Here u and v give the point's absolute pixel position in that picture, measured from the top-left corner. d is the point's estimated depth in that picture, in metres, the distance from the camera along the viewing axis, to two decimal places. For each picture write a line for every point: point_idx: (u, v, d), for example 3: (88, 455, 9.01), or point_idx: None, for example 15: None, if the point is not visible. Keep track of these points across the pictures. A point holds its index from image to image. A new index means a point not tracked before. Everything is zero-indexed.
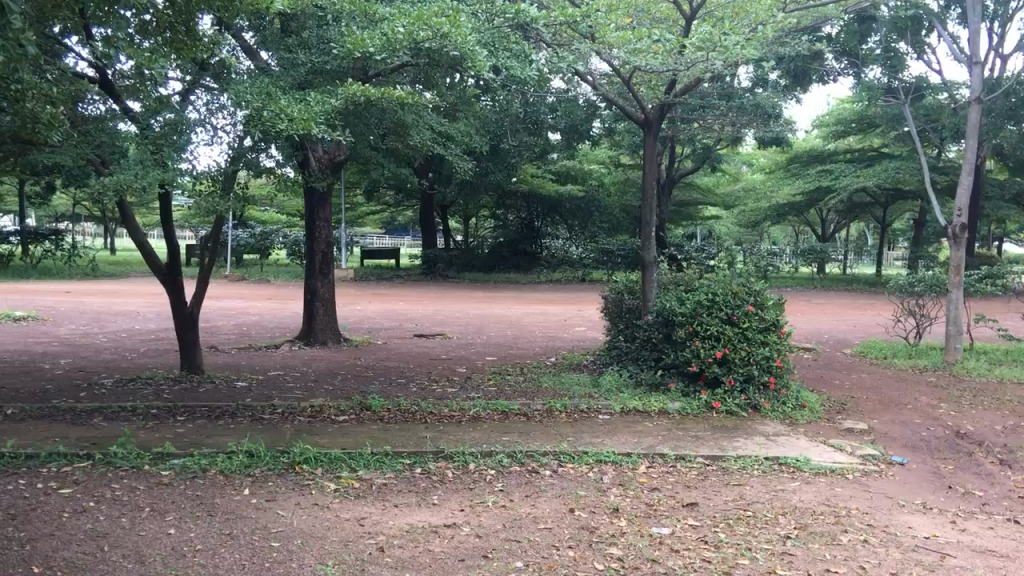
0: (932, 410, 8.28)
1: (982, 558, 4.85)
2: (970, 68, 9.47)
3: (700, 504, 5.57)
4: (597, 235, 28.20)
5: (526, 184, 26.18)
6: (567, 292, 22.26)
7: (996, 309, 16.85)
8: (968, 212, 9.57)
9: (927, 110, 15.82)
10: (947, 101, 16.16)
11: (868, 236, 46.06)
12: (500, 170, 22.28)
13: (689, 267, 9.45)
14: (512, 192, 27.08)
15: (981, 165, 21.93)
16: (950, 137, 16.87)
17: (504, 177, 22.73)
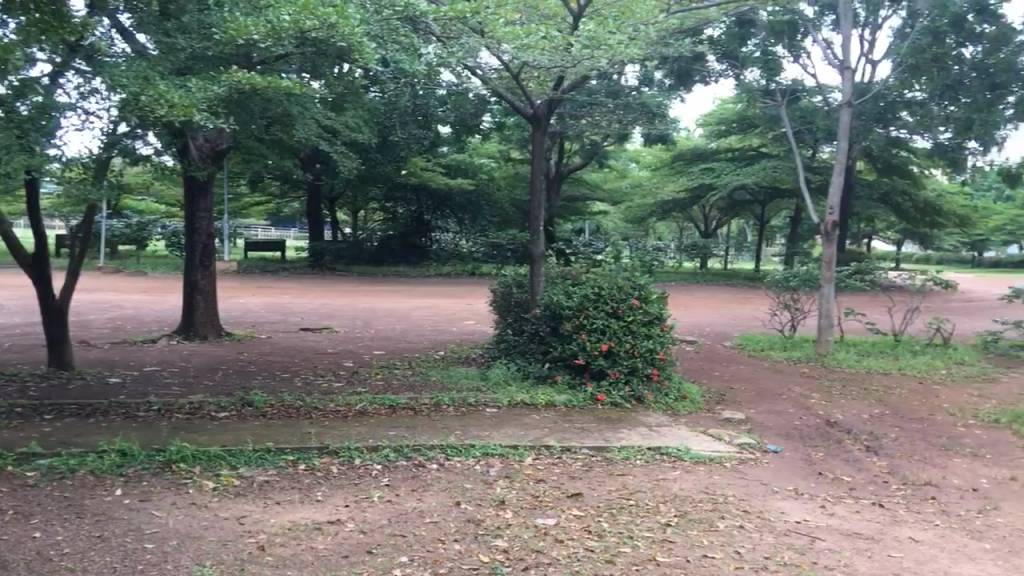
0: (805, 399, 8.65)
1: (849, 541, 5.11)
2: (841, 73, 9.87)
3: (584, 494, 5.67)
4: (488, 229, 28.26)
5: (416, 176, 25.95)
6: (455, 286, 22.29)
7: (865, 302, 17.81)
8: (838, 209, 9.97)
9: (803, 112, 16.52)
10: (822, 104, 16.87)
11: (745, 232, 47.94)
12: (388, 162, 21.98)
13: (576, 262, 9.56)
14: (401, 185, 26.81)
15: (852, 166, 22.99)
16: (823, 138, 17.72)
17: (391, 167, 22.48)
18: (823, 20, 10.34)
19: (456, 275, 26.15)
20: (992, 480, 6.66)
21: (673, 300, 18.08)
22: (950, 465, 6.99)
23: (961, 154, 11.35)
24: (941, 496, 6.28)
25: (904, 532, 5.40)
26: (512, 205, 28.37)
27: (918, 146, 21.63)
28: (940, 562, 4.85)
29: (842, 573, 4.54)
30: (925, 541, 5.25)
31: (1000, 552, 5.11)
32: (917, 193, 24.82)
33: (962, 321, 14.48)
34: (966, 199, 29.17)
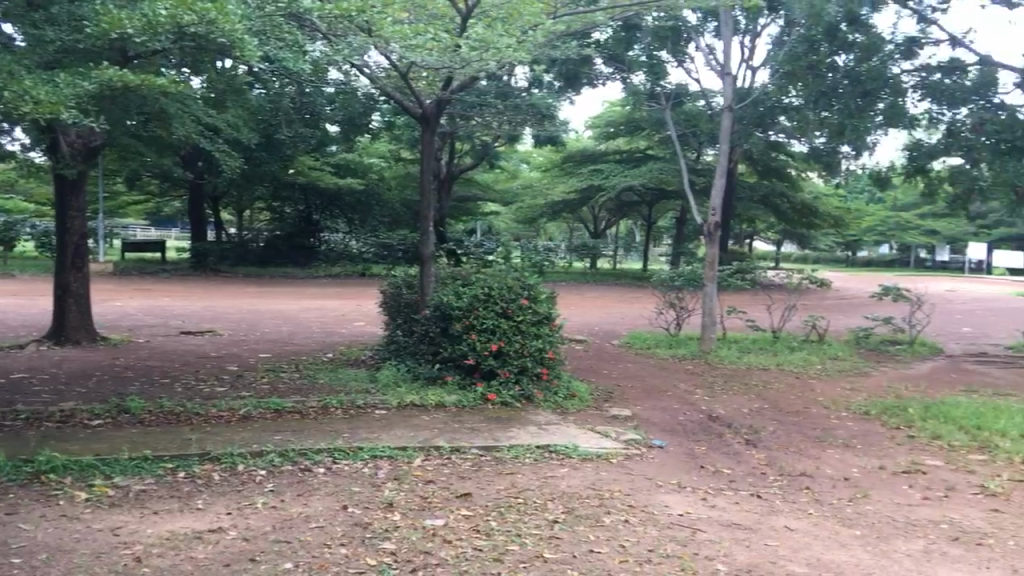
0: (689, 395, 8.90)
1: (728, 531, 5.29)
2: (723, 79, 10.19)
3: (472, 494, 5.69)
4: (378, 229, 28.41)
5: (303, 176, 25.54)
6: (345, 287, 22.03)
7: (746, 300, 18.46)
8: (721, 210, 10.28)
9: (687, 115, 16.98)
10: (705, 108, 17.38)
11: (633, 233, 48.90)
12: (274, 161, 21.55)
13: (467, 262, 9.58)
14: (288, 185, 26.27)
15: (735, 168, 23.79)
16: (706, 142, 18.26)
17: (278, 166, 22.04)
18: (706, 27, 10.66)
19: (345, 276, 25.83)
20: (862, 469, 6.99)
21: (562, 300, 18.32)
22: (823, 456, 7.30)
23: (835, 158, 11.87)
24: (815, 486, 6.56)
25: (780, 521, 5.61)
26: (402, 205, 28.20)
27: (796, 150, 22.56)
28: (813, 549, 5.06)
29: (721, 563, 4.70)
30: (800, 529, 5.47)
31: (868, 538, 5.38)
32: (796, 196, 25.86)
33: (835, 317, 15.17)
34: (841, 201, 30.56)
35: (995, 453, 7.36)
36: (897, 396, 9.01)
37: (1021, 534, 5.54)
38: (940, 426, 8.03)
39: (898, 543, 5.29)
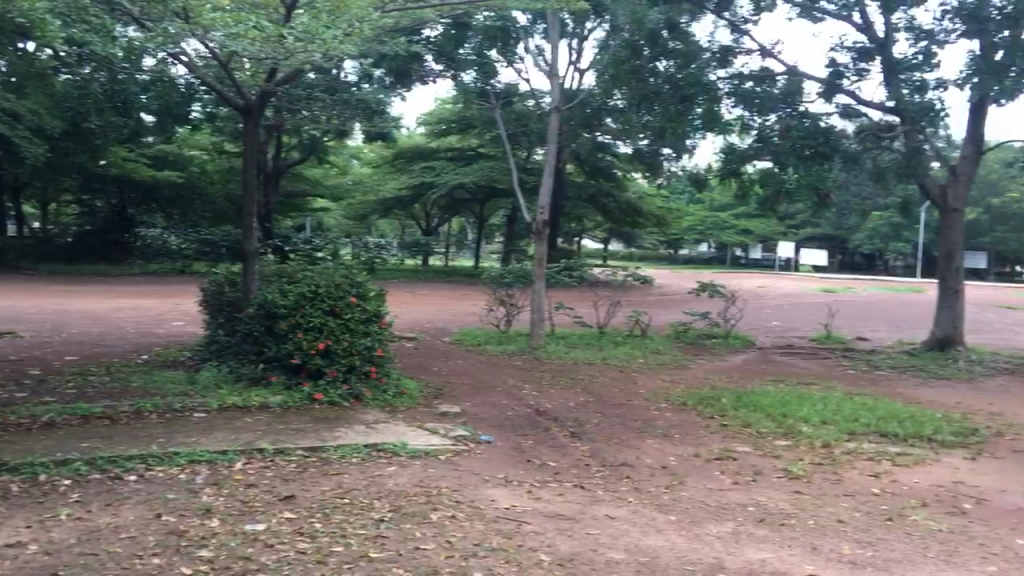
0: (517, 390, 9.04)
1: (552, 522, 5.42)
2: (551, 80, 10.40)
3: (296, 496, 5.56)
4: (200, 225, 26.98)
5: (117, 167, 24.59)
6: (165, 285, 21.03)
7: (575, 297, 19.02)
8: (549, 209, 10.50)
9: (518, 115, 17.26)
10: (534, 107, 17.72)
11: (466, 230, 49.25)
12: (81, 151, 20.51)
13: (293, 259, 9.36)
14: (97, 177, 25.06)
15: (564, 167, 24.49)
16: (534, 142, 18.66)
17: (85, 156, 20.80)
18: (535, 28, 10.86)
19: (164, 274, 24.64)
20: (679, 457, 7.31)
21: (393, 297, 18.19)
22: (643, 446, 7.59)
23: (657, 160, 12.37)
24: (635, 475, 6.81)
25: (601, 510, 5.79)
26: (226, 199, 27.20)
27: (622, 151, 23.45)
28: (632, 536, 5.25)
29: (545, 553, 4.80)
30: (619, 517, 5.66)
31: (683, 522, 5.63)
32: (621, 195, 26.87)
33: (656, 313, 15.87)
34: (663, 201, 32.00)
35: (797, 439, 7.87)
36: (711, 387, 9.51)
37: (819, 513, 5.96)
38: (749, 414, 8.53)
39: (710, 526, 5.58)
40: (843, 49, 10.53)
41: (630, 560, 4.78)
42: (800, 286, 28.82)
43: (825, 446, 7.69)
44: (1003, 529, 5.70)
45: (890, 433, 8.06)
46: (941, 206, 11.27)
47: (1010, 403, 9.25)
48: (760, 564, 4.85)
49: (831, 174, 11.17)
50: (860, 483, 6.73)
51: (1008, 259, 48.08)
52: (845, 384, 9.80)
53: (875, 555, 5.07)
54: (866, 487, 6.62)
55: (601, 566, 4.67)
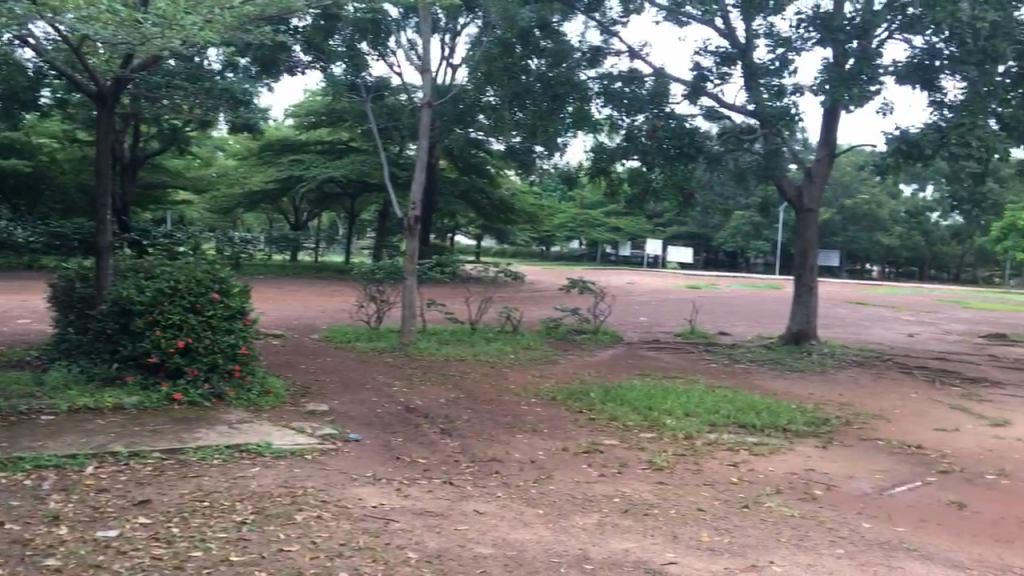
0: (388, 388, 8.95)
1: (420, 519, 5.38)
2: (423, 74, 10.33)
3: (153, 500, 5.33)
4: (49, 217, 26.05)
5: None
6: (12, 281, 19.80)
7: (447, 294, 19.04)
8: (421, 205, 10.42)
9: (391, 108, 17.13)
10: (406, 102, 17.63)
11: (339, 225, 48.55)
12: None
13: (152, 253, 8.98)
14: None
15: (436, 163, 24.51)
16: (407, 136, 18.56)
17: None
18: (407, 22, 10.78)
19: (11, 269, 23.20)
20: (547, 451, 7.39)
21: (258, 293, 17.73)
22: (512, 441, 7.64)
23: (529, 157, 12.48)
24: (504, 469, 6.84)
25: (469, 506, 5.79)
26: (79, 190, 25.90)
27: (495, 148, 23.66)
28: (499, 530, 5.26)
29: (411, 551, 4.76)
30: (487, 512, 5.67)
31: (550, 515, 5.69)
32: (493, 192, 27.16)
33: (527, 308, 16.07)
34: (536, 198, 32.45)
35: (661, 431, 8.09)
36: (580, 381, 9.68)
37: (681, 502, 6.14)
38: (616, 408, 8.71)
39: (577, 518, 5.66)
40: (707, 54, 10.88)
41: (497, 554, 4.80)
42: (667, 283, 29.75)
43: (688, 437, 7.93)
44: (850, 514, 6.00)
45: (748, 424, 8.39)
46: (797, 207, 11.80)
47: (858, 393, 9.79)
48: (624, 554, 4.95)
49: (695, 174, 11.53)
50: (719, 472, 6.97)
51: (857, 258, 51.13)
52: (707, 377, 10.15)
53: (732, 542, 5.26)
54: (725, 476, 6.87)
55: (468, 561, 4.67)
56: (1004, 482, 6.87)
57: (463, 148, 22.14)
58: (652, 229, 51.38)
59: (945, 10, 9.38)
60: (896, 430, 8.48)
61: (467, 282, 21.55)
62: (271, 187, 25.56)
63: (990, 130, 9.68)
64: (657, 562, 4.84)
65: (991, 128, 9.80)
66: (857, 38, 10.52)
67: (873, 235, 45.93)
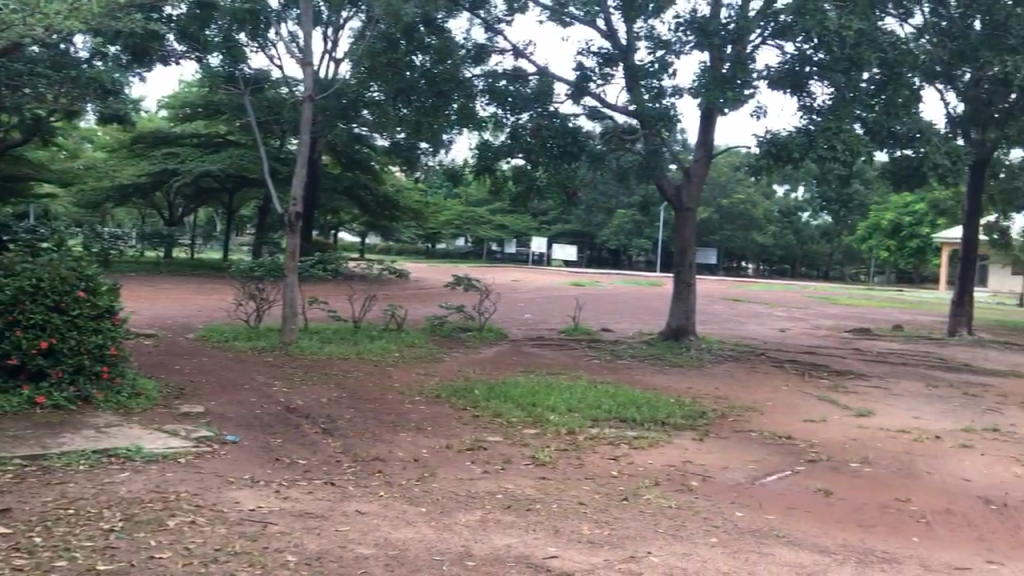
0: (267, 388, 8.73)
1: (300, 521, 5.26)
2: (304, 67, 10.13)
3: (13, 510, 5.04)
4: None
5: None
6: None
7: (330, 293, 18.78)
8: (302, 201, 10.22)
9: (270, 102, 16.78)
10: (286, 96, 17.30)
11: (216, 221, 47.21)
12: None
13: (12, 250, 8.51)
14: None
15: (318, 159, 24.19)
16: (286, 131, 18.24)
17: None
18: (288, 14, 10.56)
19: None
20: (430, 450, 7.35)
21: (130, 292, 17.02)
22: (396, 440, 7.56)
23: (414, 154, 12.40)
24: (386, 468, 6.76)
25: (351, 506, 5.69)
26: None
27: (378, 144, 23.52)
28: (382, 530, 5.19)
29: (291, 554, 4.65)
30: (369, 512, 5.59)
31: (433, 513, 5.65)
32: (377, 188, 26.97)
33: (411, 306, 15.99)
34: (421, 195, 32.46)
35: (544, 427, 8.17)
36: (464, 378, 9.70)
37: (562, 496, 6.21)
38: (500, 404, 8.74)
39: (460, 515, 5.64)
40: (589, 54, 11.04)
41: (379, 554, 4.74)
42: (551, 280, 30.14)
43: (570, 432, 8.04)
44: (724, 503, 6.19)
45: (628, 419, 8.56)
46: (676, 206, 12.10)
47: (732, 387, 10.13)
48: (507, 550, 4.97)
49: (578, 173, 11.70)
50: (600, 466, 7.08)
51: (733, 255, 53.08)
52: (590, 373, 10.33)
53: (612, 534, 5.35)
54: (606, 470, 6.98)
55: (349, 562, 4.59)
56: (866, 469, 7.23)
57: (345, 144, 21.92)
58: (537, 227, 52.01)
59: (813, 18, 9.79)
60: (767, 421, 8.81)
61: (351, 280, 21.30)
62: (143, 181, 24.66)
63: (855, 135, 10.16)
64: (540, 556, 4.87)
65: (855, 132, 10.28)
66: (732, 42, 10.87)
67: (748, 234, 47.87)
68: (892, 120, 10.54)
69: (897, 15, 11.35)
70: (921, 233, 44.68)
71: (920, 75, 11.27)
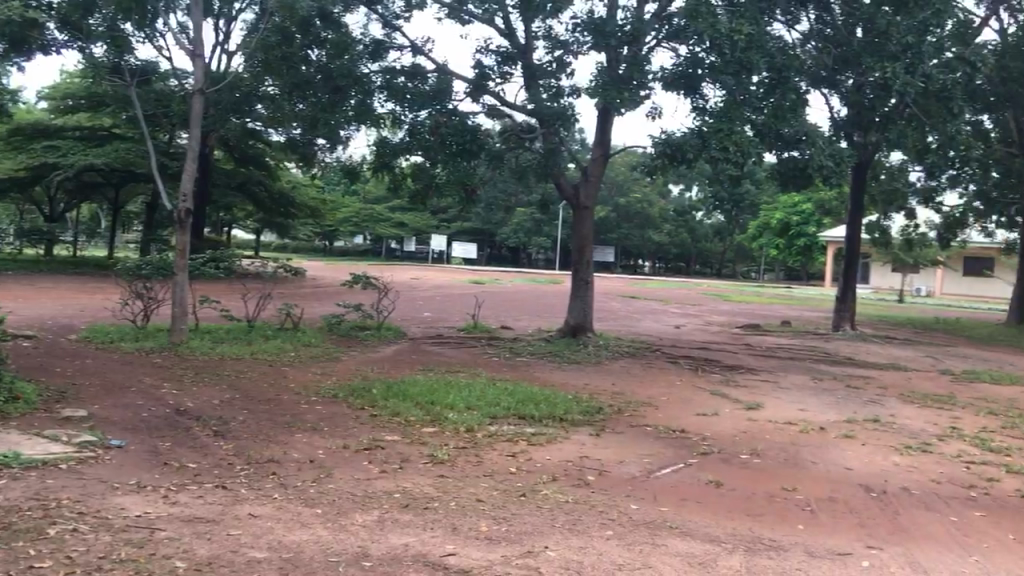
0: (155, 390, 8.45)
1: (189, 526, 5.10)
2: (194, 59, 9.86)
3: None
4: None
5: None
6: None
7: (221, 291, 18.31)
8: (192, 197, 9.93)
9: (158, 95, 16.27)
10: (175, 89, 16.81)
11: (101, 218, 45.49)
12: None
13: None
14: None
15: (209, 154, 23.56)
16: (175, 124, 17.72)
17: None
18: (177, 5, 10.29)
19: None
20: (327, 450, 7.23)
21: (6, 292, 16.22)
22: (290, 441, 7.41)
23: (311, 150, 12.21)
24: (281, 470, 6.62)
25: (243, 510, 5.55)
26: None
27: (273, 139, 23.10)
28: (275, 533, 5.08)
29: (179, 560, 4.51)
30: (263, 515, 5.46)
31: (328, 514, 5.54)
32: (272, 184, 26.45)
33: (308, 305, 15.73)
34: (317, 192, 32.06)
35: (443, 425, 8.13)
36: (362, 377, 9.59)
37: (460, 494, 6.19)
38: (399, 403, 8.67)
39: (356, 515, 5.55)
40: (488, 53, 11.07)
41: (272, 557, 4.64)
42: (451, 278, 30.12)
43: (469, 430, 8.02)
44: (620, 497, 6.29)
45: (527, 416, 8.61)
46: (574, 205, 12.24)
47: (629, 383, 10.31)
48: (404, 549, 4.92)
49: (477, 171, 11.71)
50: (498, 463, 7.10)
51: (630, 253, 54.19)
52: (489, 370, 10.36)
53: (510, 530, 5.36)
54: (504, 466, 7.00)
55: (241, 567, 4.48)
56: (755, 460, 7.46)
57: (237, 139, 21.45)
58: (437, 225, 51.94)
59: (705, 21, 10.08)
60: (662, 416, 9.00)
61: (245, 279, 20.83)
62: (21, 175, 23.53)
63: (745, 136, 10.49)
64: (437, 553, 4.84)
65: (746, 134, 10.57)
66: (629, 43, 11.07)
67: (645, 232, 48.91)
68: (780, 123, 10.85)
69: (784, 20, 11.74)
70: (809, 231, 45.89)
71: (806, 80, 11.69)
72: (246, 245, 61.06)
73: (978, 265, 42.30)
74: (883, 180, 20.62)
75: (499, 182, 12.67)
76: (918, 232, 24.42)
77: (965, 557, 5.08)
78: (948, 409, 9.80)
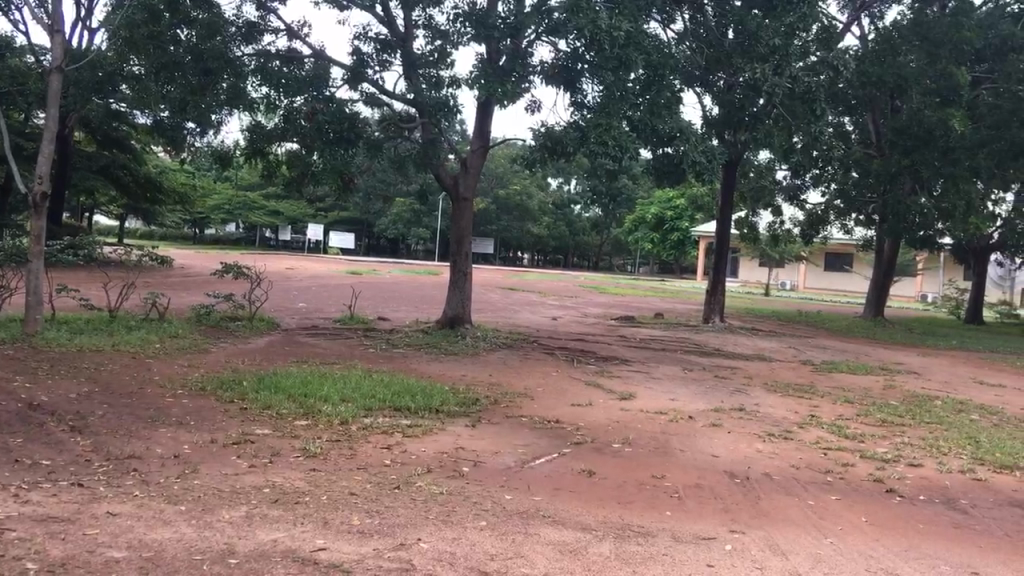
0: (8, 383, 7.96)
1: (41, 526, 4.83)
2: (52, 35, 9.32)
3: None
4: None
5: None
6: None
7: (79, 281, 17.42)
8: (48, 179, 9.40)
9: (11, 72, 15.26)
10: (31, 65, 15.81)
11: None
12: None
13: None
14: None
15: (69, 135, 22.32)
16: (31, 103, 16.67)
17: None
18: None
19: None
20: (192, 445, 6.96)
21: None
22: (154, 436, 7.11)
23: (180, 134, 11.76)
24: (142, 467, 6.33)
25: (101, 508, 5.29)
26: None
27: (140, 122, 22.09)
28: (136, 532, 4.86)
29: (30, 562, 4.27)
30: (121, 513, 5.22)
31: (193, 511, 5.34)
32: (137, 168, 25.33)
33: (174, 295, 15.15)
34: (187, 178, 30.99)
35: (316, 418, 7.98)
36: (232, 369, 9.32)
37: (332, 488, 6.08)
38: (270, 396, 8.45)
39: (223, 511, 5.36)
40: (367, 40, 10.90)
41: (132, 557, 4.44)
42: (327, 269, 29.63)
43: (342, 423, 7.90)
44: (494, 488, 6.31)
45: (401, 408, 8.53)
46: (453, 196, 12.18)
47: (506, 374, 10.36)
48: (273, 545, 4.79)
49: (353, 159, 11.51)
50: (372, 456, 7.01)
51: (510, 245, 54.69)
52: (364, 362, 10.22)
53: (381, 523, 5.30)
54: (377, 460, 6.92)
55: (98, 568, 4.26)
56: (627, 450, 7.60)
57: (100, 120, 20.41)
58: (313, 213, 51.01)
59: (585, 17, 10.10)
60: (537, 407, 9.07)
61: (108, 268, 19.89)
62: None
63: (622, 131, 10.66)
64: (306, 549, 4.73)
65: (622, 129, 10.76)
66: (510, 36, 11.09)
67: (525, 224, 49.44)
68: (655, 119, 11.06)
69: (661, 19, 12.03)
70: (681, 227, 47.76)
71: (680, 77, 11.95)
72: (110, 232, 58.41)
73: (839, 261, 44.80)
74: (751, 177, 22.02)
75: (376, 171, 12.50)
76: (785, 228, 25.52)
77: (822, 539, 5.32)
78: (807, 398, 10.27)
